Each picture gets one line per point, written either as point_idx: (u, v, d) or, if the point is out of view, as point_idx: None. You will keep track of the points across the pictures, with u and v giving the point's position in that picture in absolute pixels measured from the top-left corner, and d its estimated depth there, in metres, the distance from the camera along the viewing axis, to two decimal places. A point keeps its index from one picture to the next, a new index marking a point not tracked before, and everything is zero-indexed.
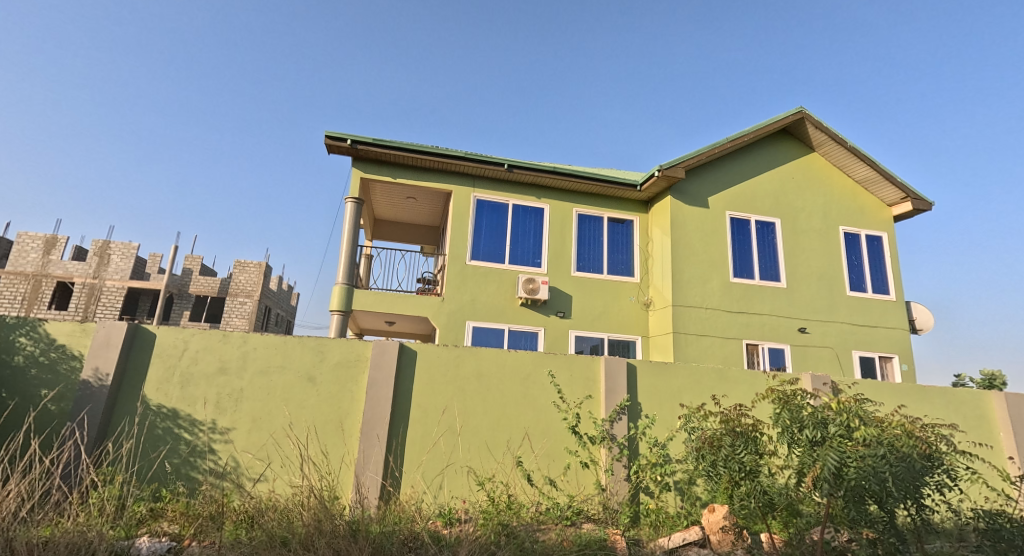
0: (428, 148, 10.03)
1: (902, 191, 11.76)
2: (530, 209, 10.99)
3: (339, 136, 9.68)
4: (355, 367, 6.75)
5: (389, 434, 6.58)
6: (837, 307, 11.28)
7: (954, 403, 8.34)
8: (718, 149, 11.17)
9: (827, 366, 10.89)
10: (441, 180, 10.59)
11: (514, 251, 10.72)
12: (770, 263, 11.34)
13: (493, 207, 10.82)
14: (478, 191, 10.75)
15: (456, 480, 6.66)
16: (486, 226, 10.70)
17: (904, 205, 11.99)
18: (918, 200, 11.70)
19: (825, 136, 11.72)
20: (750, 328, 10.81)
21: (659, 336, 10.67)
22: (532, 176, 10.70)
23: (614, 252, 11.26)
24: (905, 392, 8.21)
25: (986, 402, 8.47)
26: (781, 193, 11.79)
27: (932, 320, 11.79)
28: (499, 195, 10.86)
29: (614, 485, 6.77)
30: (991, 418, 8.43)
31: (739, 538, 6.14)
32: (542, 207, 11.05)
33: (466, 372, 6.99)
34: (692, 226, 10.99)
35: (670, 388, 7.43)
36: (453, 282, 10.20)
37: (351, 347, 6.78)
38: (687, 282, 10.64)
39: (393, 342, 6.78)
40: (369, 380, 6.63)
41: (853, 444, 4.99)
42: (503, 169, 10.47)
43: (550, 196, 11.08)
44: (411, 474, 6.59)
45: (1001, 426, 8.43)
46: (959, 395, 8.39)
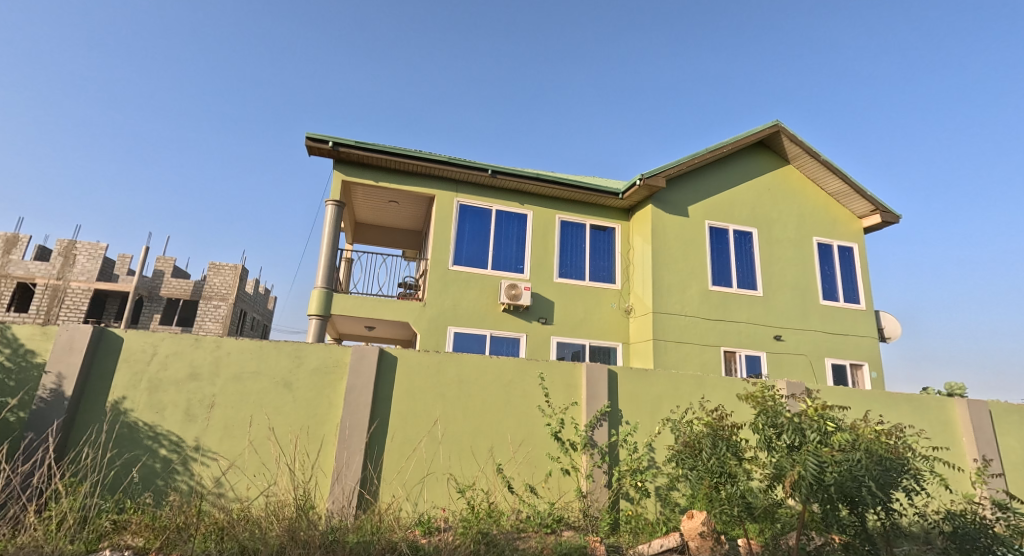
0: (410, 152, 9.99)
1: (872, 204, 12.10)
2: (513, 215, 11.01)
3: (320, 138, 9.58)
4: (336, 372, 6.65)
5: (369, 440, 6.49)
6: (811, 316, 11.53)
7: (920, 409, 8.56)
8: (698, 160, 11.36)
9: (802, 373, 11.12)
10: (423, 185, 10.54)
11: (495, 257, 10.70)
12: (746, 272, 11.55)
13: (475, 212, 10.80)
14: (461, 196, 10.72)
15: (436, 488, 6.61)
16: (468, 231, 10.68)
17: (874, 217, 12.34)
18: (887, 213, 12.04)
19: (800, 149, 12.00)
20: (728, 335, 10.97)
21: (639, 343, 10.76)
22: (515, 183, 10.72)
23: (595, 259, 11.33)
24: (873, 397, 8.43)
25: (949, 409, 8.72)
26: (758, 202, 12.03)
27: (901, 329, 12.12)
28: (482, 201, 10.85)
29: (594, 491, 6.79)
30: (953, 424, 8.69)
31: (717, 544, 6.19)
32: (525, 213, 11.07)
33: (447, 377, 6.94)
34: (672, 234, 11.14)
35: (651, 396, 7.49)
36: (434, 287, 10.14)
37: (331, 352, 6.69)
38: (665, 288, 10.76)
39: (376, 346, 6.72)
40: (350, 386, 6.53)
41: (830, 450, 5.03)
42: (487, 174, 10.47)
43: (532, 203, 11.11)
44: (389, 480, 6.50)
45: (964, 432, 8.68)
46: (923, 400, 8.63)
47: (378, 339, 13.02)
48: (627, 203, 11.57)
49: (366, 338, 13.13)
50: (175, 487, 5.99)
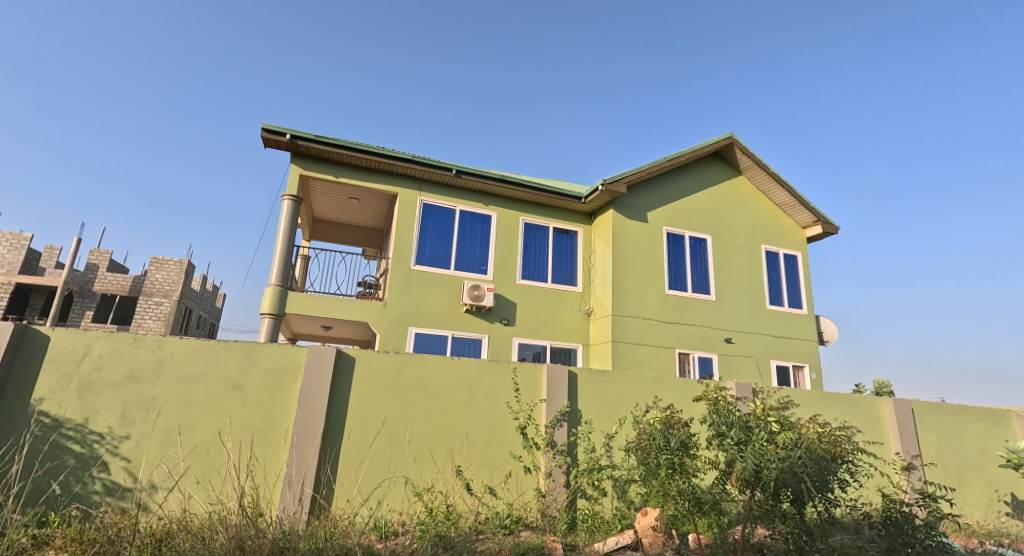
0: (372, 148, 10.05)
1: (813, 215, 12.82)
2: (478, 216, 11.19)
3: (278, 130, 9.54)
4: (289, 373, 6.69)
5: (324, 442, 6.57)
6: (760, 319, 12.12)
7: (855, 407, 9.17)
8: (657, 168, 11.80)
9: (749, 374, 11.69)
10: (385, 182, 10.60)
11: (459, 257, 10.86)
12: (700, 277, 12.05)
13: (440, 212, 10.92)
14: (425, 195, 10.83)
15: (394, 492, 6.73)
16: (431, 229, 10.80)
17: (817, 228, 13.07)
18: (827, 224, 12.77)
19: (751, 160, 12.61)
20: (682, 337, 11.44)
21: (599, 345, 11.11)
22: (480, 183, 10.89)
23: (558, 262, 11.62)
24: (814, 397, 8.95)
25: (878, 406, 9.35)
26: (713, 211, 12.58)
27: (838, 332, 12.85)
28: (447, 201, 10.98)
29: (553, 491, 7.06)
30: (880, 419, 9.31)
31: (669, 540, 6.45)
32: (490, 214, 11.26)
33: (409, 378, 7.07)
34: (632, 238, 11.53)
35: (609, 397, 7.80)
36: (396, 287, 10.21)
37: (284, 353, 6.72)
38: (625, 292, 11.14)
39: (333, 346, 6.80)
40: (304, 388, 6.59)
41: (773, 448, 5.44)
42: (451, 174, 10.60)
43: (496, 204, 11.32)
44: (344, 482, 6.59)
45: (890, 428, 9.33)
46: (857, 400, 9.22)
47: (333, 339, 12.99)
48: (590, 207, 11.91)
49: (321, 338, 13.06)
50: (101, 496, 5.91)
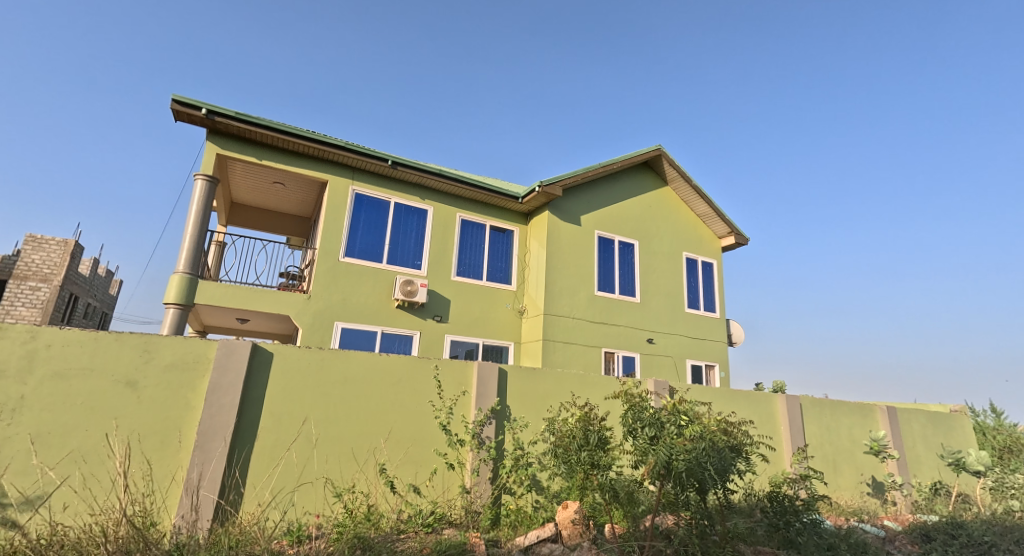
0: (301, 132, 9.82)
1: (729, 227, 13.92)
2: (413, 210, 11.28)
3: (193, 104, 9.03)
4: (195, 369, 6.45)
5: (233, 444, 6.40)
6: (678, 321, 12.99)
7: (750, 399, 10.01)
8: (591, 173, 12.32)
9: (667, 372, 12.49)
10: (315, 168, 10.42)
11: (392, 251, 10.92)
12: (627, 280, 12.70)
13: (372, 203, 10.91)
14: (358, 184, 10.79)
15: (308, 496, 6.72)
16: (362, 221, 10.74)
17: (730, 239, 14.21)
18: (739, 235, 13.82)
19: (676, 173, 13.47)
20: (608, 337, 12.02)
21: (529, 343, 11.52)
22: (415, 175, 10.96)
23: (493, 260, 11.90)
24: (722, 394, 9.74)
25: (773, 403, 10.27)
26: (641, 218, 13.29)
27: (745, 334, 13.95)
28: (381, 192, 10.99)
29: (478, 487, 7.34)
30: (775, 416, 10.23)
31: (586, 531, 6.90)
32: (425, 208, 11.39)
33: (331, 377, 7.07)
34: (565, 240, 11.99)
35: (537, 394, 8.25)
36: (323, 280, 10.07)
37: (190, 348, 6.46)
38: (557, 292, 11.58)
39: (247, 341, 6.63)
40: (213, 385, 6.38)
41: (682, 440, 5.95)
42: (386, 165, 10.62)
43: (432, 198, 11.45)
44: (254, 491, 6.48)
45: (783, 424, 10.26)
46: (755, 395, 10.06)
47: (249, 332, 12.65)
48: (526, 208, 12.30)
49: (235, 331, 12.71)
50: None
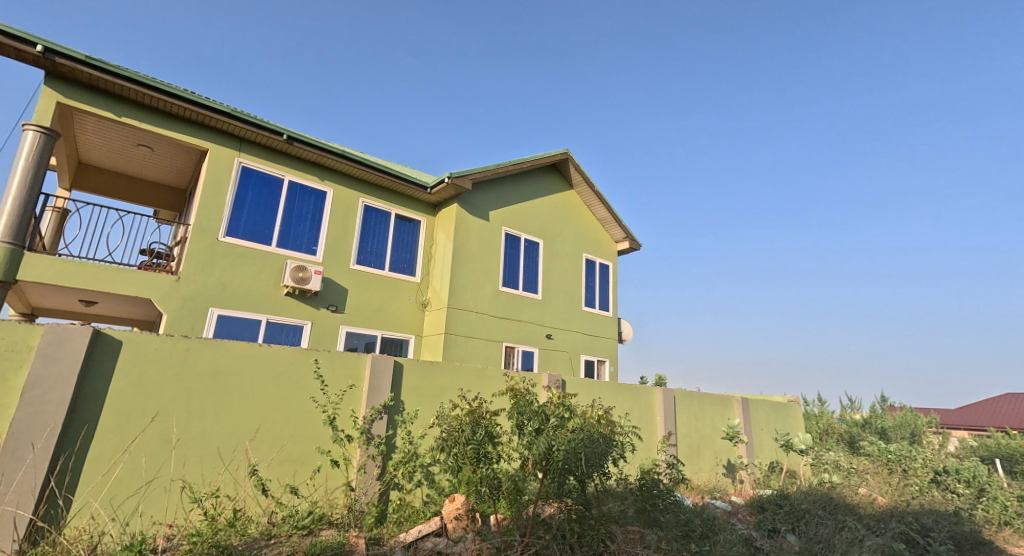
0: (175, 90, 8.72)
1: (625, 232, 14.96)
2: (310, 191, 10.54)
3: (27, 39, 7.54)
4: (9, 358, 5.61)
5: (57, 446, 5.63)
6: (574, 318, 13.56)
7: (632, 395, 10.93)
8: (502, 170, 12.43)
9: (563, 366, 13.02)
10: (193, 134, 9.34)
11: (283, 234, 10.10)
12: (531, 277, 12.98)
13: (261, 179, 10.00)
14: (244, 156, 9.81)
15: (158, 502, 6.15)
16: (250, 199, 9.83)
17: (625, 244, 15.29)
18: (632, 241, 15.01)
19: (581, 177, 14.04)
20: (509, 332, 12.21)
21: (431, 336, 11.45)
22: (312, 152, 10.23)
23: (397, 250, 11.60)
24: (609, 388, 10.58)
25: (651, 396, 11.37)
26: (547, 218, 13.65)
27: (632, 331, 14.94)
28: (275, 168, 10.15)
29: (364, 485, 7.22)
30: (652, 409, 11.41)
31: (470, 522, 7.19)
32: (325, 190, 10.72)
33: (199, 369, 6.56)
34: (472, 235, 11.99)
35: (432, 388, 8.39)
36: (198, 261, 9.06)
37: (4, 333, 5.58)
38: (461, 286, 11.54)
39: (84, 328, 5.88)
40: (35, 378, 5.54)
41: (564, 432, 6.32)
42: (282, 140, 9.80)
43: (332, 179, 10.82)
44: (99, 499, 5.87)
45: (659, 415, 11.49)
46: (637, 389, 11.06)
47: (96, 314, 11.38)
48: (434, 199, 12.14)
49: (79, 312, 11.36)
50: None
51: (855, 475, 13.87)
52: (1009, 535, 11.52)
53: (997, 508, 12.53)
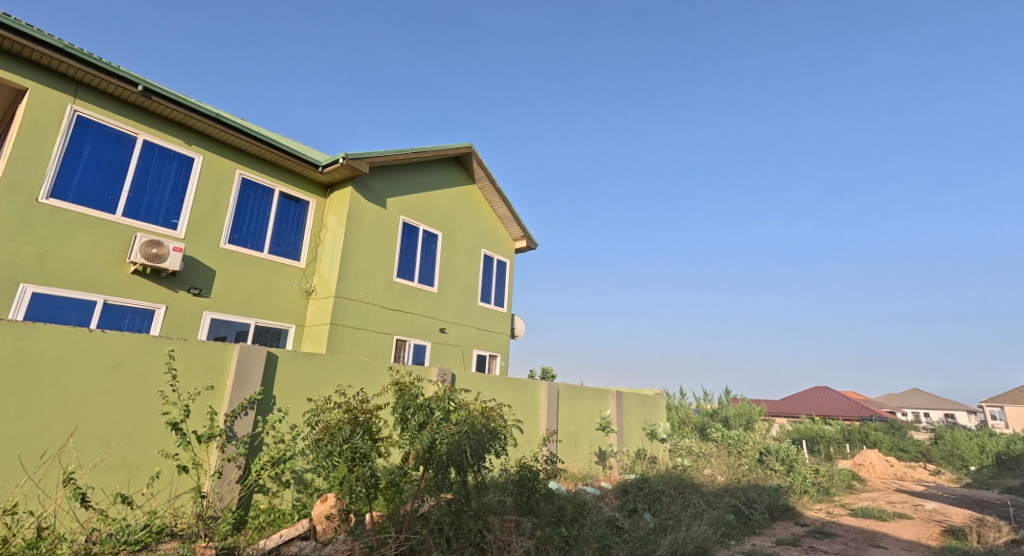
0: None
1: (523, 231, 15.08)
2: (172, 155, 9.14)
3: None
4: None
5: None
6: (469, 313, 13.31)
7: (514, 386, 11.94)
8: (402, 156, 11.81)
9: (454, 360, 12.73)
10: (10, 69, 7.61)
11: (133, 202, 8.60)
12: (427, 269, 12.50)
13: (107, 135, 8.45)
14: (80, 104, 8.19)
15: None
16: (87, 155, 8.24)
17: (523, 242, 15.34)
18: (529, 240, 15.28)
19: (484, 173, 13.84)
20: (401, 324, 11.68)
21: (314, 327, 10.60)
22: (171, 109, 8.82)
23: (280, 232, 10.51)
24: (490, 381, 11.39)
25: (534, 390, 12.45)
26: (448, 210, 13.24)
27: (525, 327, 15.01)
28: (126, 124, 8.63)
29: (219, 490, 6.72)
30: (535, 402, 12.44)
31: (343, 523, 6.78)
32: (192, 156, 9.35)
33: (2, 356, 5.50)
34: (367, 222, 11.27)
35: (310, 383, 8.14)
36: (11, 225, 7.46)
37: None
38: (351, 275, 10.79)
39: None
40: None
41: (447, 425, 6.21)
42: (137, 91, 8.35)
43: (201, 145, 9.47)
44: None
45: (541, 408, 12.57)
46: (517, 382, 12.01)
47: None
48: (327, 178, 11.19)
49: None
50: None
51: (701, 459, 15.70)
52: (806, 500, 14.59)
53: (801, 480, 15.60)
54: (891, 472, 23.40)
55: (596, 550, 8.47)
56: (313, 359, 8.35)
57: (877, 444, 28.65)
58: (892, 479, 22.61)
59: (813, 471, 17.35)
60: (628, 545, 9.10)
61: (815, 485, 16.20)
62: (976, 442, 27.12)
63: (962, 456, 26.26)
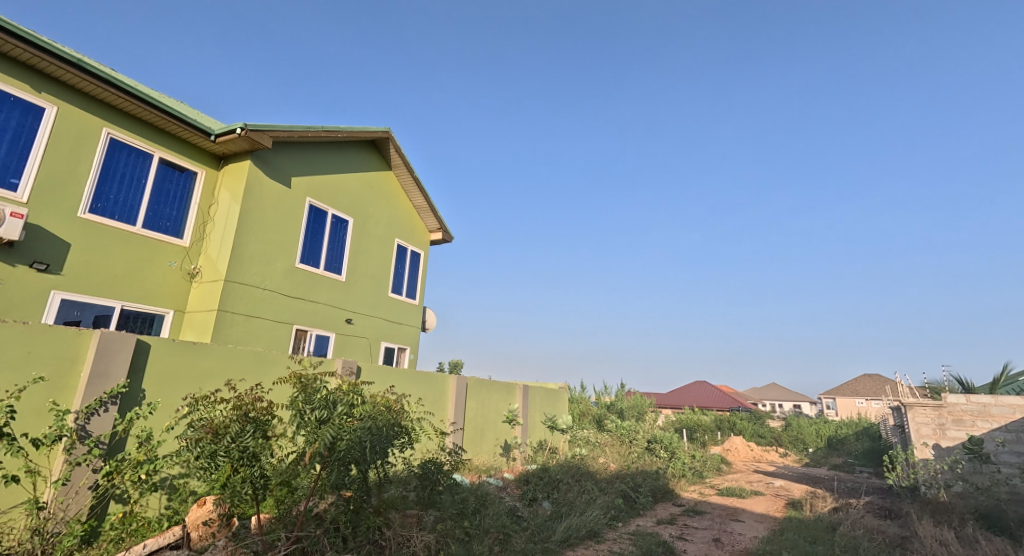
0: None
1: (440, 223, 14.57)
2: (15, 102, 7.73)
3: None
4: None
5: None
6: (379, 304, 12.64)
7: (426, 382, 11.56)
8: (310, 134, 10.91)
9: (360, 353, 12.00)
10: None
11: None
12: (334, 256, 11.68)
13: None
14: None
15: None
16: None
17: (438, 234, 14.90)
18: (445, 233, 14.79)
19: (401, 160, 13.17)
20: (303, 314, 10.79)
21: (197, 313, 9.51)
22: (8, 43, 7.40)
23: (159, 204, 9.29)
24: (399, 375, 10.86)
25: (444, 383, 12.15)
26: (360, 196, 12.46)
27: (436, 320, 14.52)
28: None
29: (65, 500, 5.93)
30: (444, 395, 12.13)
31: (224, 527, 6.63)
32: (43, 106, 7.99)
33: None
34: (268, 201, 10.29)
35: (191, 375, 7.43)
36: None
37: None
38: (246, 258, 9.80)
39: None
40: None
41: (350, 420, 6.25)
42: None
43: (54, 93, 8.09)
44: None
45: (451, 400, 12.24)
46: (429, 376, 11.65)
47: None
48: (220, 149, 10.04)
49: None
50: None
51: (596, 447, 16.06)
52: (683, 482, 15.39)
53: (679, 464, 16.49)
54: (751, 455, 26.26)
55: (497, 540, 8.28)
56: (197, 349, 7.56)
57: (740, 432, 30.90)
58: (753, 462, 24.81)
59: (689, 456, 18.49)
60: (527, 531, 8.93)
61: (691, 469, 17.23)
62: (814, 427, 30.29)
63: (804, 440, 29.50)
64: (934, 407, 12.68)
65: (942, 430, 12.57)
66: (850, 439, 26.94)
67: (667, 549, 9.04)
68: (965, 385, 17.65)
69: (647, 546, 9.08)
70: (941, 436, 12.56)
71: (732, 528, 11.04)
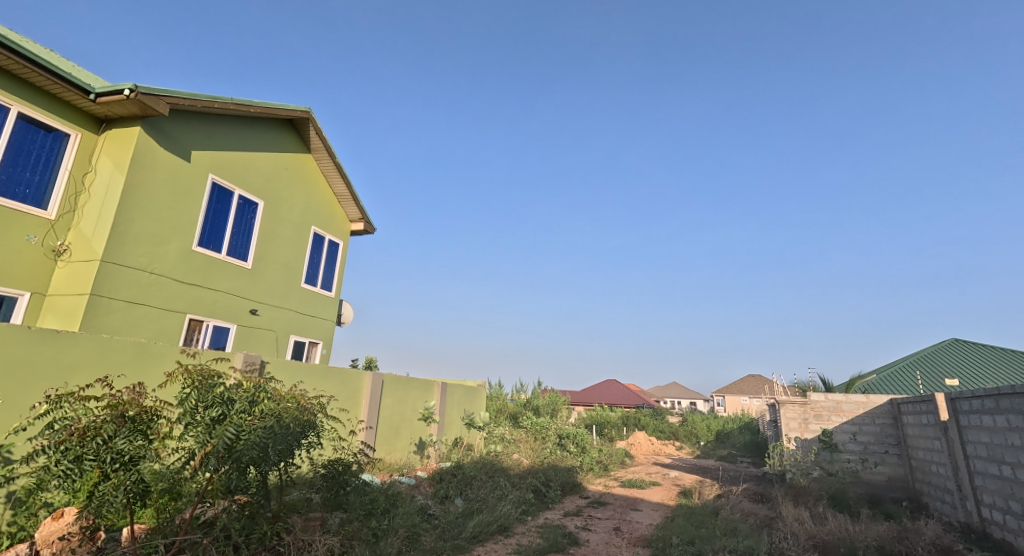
0: None
1: (362, 214, 13.72)
2: None
3: None
4: None
5: None
6: (290, 295, 11.66)
7: (340, 380, 10.79)
8: (217, 105, 9.80)
9: (265, 347, 10.98)
10: None
11: None
12: (239, 240, 10.60)
13: None
14: None
15: None
16: None
17: (359, 225, 14.06)
18: (367, 224, 13.94)
19: (322, 144, 12.23)
20: (198, 302, 9.67)
21: (64, 297, 8.24)
22: None
23: (17, 169, 7.93)
24: (309, 372, 10.01)
25: (359, 381, 11.45)
26: (273, 177, 11.42)
27: (353, 314, 13.67)
28: None
29: None
30: (358, 393, 11.39)
31: (86, 543, 5.61)
32: None
33: None
34: (160, 175, 9.09)
35: (51, 367, 6.34)
36: None
37: None
38: (130, 236, 8.61)
39: None
40: None
41: (250, 419, 5.57)
42: None
43: None
44: None
45: (364, 398, 11.51)
46: (344, 373, 10.91)
47: None
48: (101, 110, 8.77)
49: None
50: None
51: (510, 443, 15.78)
52: (589, 475, 15.48)
53: (588, 459, 16.55)
54: (651, 449, 27.05)
55: (406, 539, 7.74)
56: (59, 339, 6.43)
57: (643, 427, 32.08)
58: (652, 454, 25.66)
59: (597, 451, 18.67)
60: (438, 529, 8.45)
61: (599, 463, 17.40)
62: (706, 422, 31.83)
63: (697, 433, 30.91)
64: (800, 403, 13.32)
65: (805, 424, 13.19)
66: (736, 432, 28.67)
67: (573, 540, 8.93)
68: (826, 385, 19.13)
69: (554, 538, 8.83)
70: (804, 429, 13.18)
71: (631, 517, 11.11)
